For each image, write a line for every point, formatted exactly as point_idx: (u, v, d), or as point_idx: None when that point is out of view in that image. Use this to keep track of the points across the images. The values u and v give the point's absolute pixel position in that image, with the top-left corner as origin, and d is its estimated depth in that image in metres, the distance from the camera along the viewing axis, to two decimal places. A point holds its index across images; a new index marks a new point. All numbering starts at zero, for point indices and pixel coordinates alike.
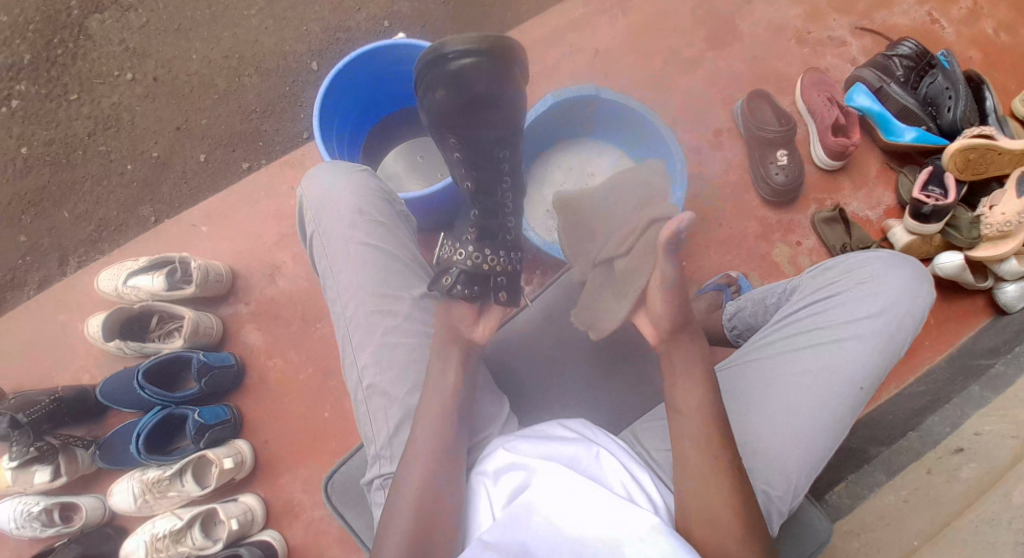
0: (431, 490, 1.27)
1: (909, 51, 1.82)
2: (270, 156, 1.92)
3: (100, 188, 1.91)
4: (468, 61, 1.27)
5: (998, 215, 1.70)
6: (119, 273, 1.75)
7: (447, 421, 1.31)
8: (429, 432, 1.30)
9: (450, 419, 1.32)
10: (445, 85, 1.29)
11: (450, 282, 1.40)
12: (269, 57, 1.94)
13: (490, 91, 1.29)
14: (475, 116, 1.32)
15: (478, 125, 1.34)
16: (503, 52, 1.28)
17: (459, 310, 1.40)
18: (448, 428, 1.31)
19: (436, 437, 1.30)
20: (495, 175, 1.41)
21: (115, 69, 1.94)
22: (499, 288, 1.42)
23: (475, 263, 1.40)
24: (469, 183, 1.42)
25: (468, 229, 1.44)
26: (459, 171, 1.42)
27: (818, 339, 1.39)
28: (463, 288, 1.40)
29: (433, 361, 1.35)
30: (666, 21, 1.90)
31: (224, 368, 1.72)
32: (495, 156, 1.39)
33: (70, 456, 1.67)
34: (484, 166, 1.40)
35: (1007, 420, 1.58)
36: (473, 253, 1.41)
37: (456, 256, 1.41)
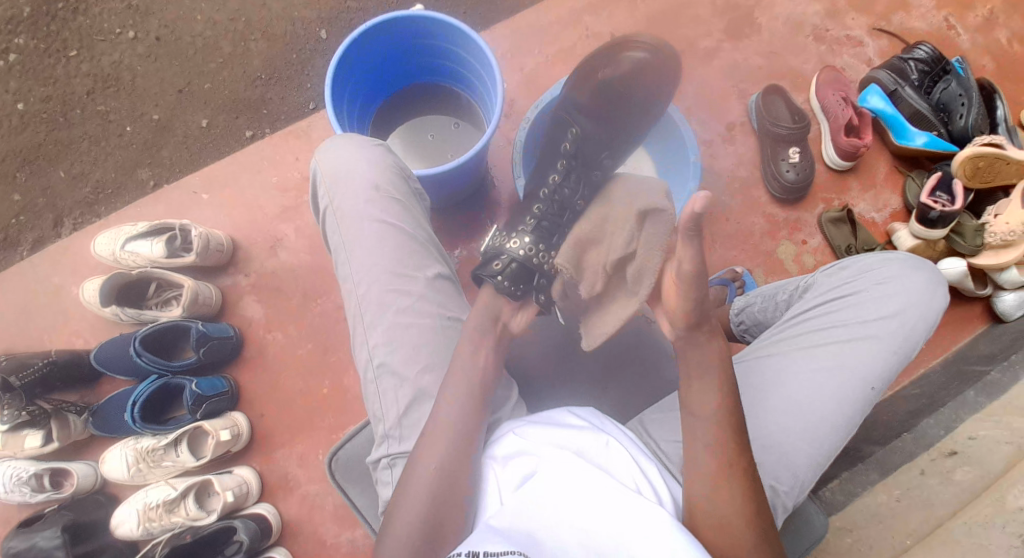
0: (446, 473, 1.26)
1: (925, 56, 1.84)
2: (275, 125, 1.88)
3: (98, 148, 1.87)
4: (644, 57, 1.52)
5: (1003, 224, 1.73)
6: (118, 237, 1.72)
7: (461, 405, 1.30)
8: (445, 414, 1.29)
9: (465, 402, 1.30)
10: (613, 74, 1.53)
11: (501, 271, 1.39)
12: (278, 23, 1.90)
13: (645, 91, 1.54)
14: (617, 107, 1.54)
15: (607, 117, 1.54)
16: (674, 66, 1.52)
17: (501, 301, 1.39)
18: (466, 411, 1.30)
19: (452, 420, 1.29)
20: (586, 174, 1.49)
21: (117, 26, 1.90)
22: (539, 290, 1.41)
23: (527, 254, 1.40)
24: (559, 172, 1.48)
25: (526, 222, 1.45)
26: (550, 167, 1.50)
27: (832, 337, 1.40)
28: (509, 280, 1.39)
29: (467, 343, 1.34)
30: (685, 11, 1.89)
31: (223, 339, 1.68)
32: (601, 159, 1.53)
33: (62, 422, 1.64)
34: (587, 159, 1.51)
35: (1003, 426, 1.59)
36: (528, 245, 1.41)
37: (509, 244, 1.42)
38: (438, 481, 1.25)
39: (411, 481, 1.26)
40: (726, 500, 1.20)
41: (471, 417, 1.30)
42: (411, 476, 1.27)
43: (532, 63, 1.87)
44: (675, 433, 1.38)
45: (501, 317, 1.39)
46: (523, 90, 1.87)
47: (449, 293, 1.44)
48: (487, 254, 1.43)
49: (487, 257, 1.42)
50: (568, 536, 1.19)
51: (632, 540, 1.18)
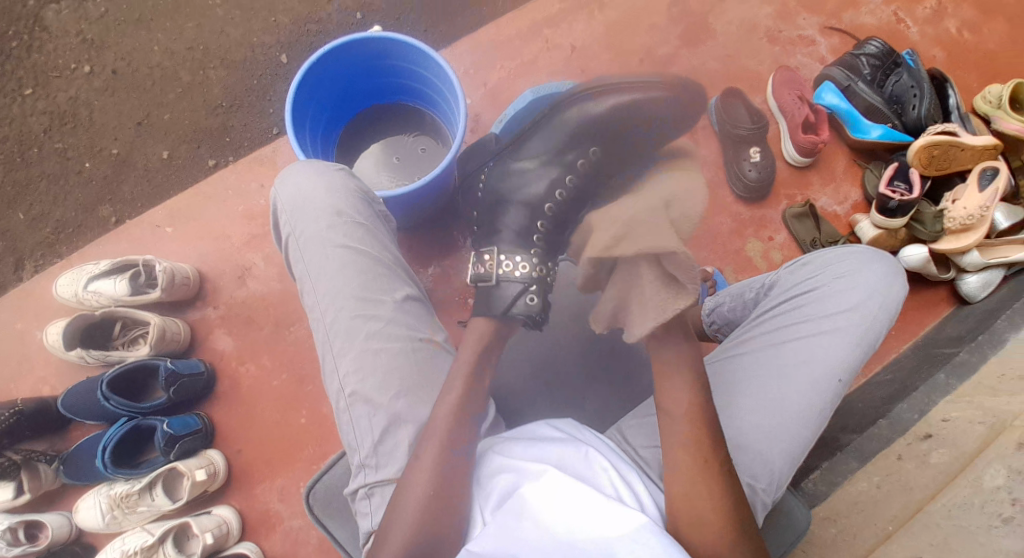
0: (433, 506, 1.24)
1: (876, 50, 1.87)
2: (237, 152, 1.86)
3: (55, 187, 1.83)
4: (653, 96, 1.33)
5: (961, 209, 1.76)
6: (79, 278, 1.68)
7: (448, 437, 1.29)
8: (432, 450, 1.28)
9: (449, 431, 1.30)
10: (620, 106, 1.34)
11: (535, 306, 1.41)
12: (236, 49, 1.89)
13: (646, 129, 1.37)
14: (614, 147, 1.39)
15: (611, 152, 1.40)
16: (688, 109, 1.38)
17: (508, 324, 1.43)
18: (451, 448, 1.29)
19: (437, 457, 1.28)
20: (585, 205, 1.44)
21: (72, 62, 1.87)
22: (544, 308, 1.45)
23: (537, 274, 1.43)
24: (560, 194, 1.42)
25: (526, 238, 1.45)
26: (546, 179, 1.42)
27: (798, 334, 1.41)
28: (530, 311, 1.42)
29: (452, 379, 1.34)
30: (643, 19, 1.92)
31: (193, 376, 1.65)
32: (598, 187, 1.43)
33: (33, 473, 1.59)
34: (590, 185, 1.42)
35: (975, 406, 1.61)
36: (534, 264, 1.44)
37: (517, 271, 1.42)
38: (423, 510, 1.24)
39: (397, 516, 1.25)
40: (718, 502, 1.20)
41: (456, 445, 1.29)
42: (397, 509, 1.26)
43: (495, 77, 1.88)
44: (653, 438, 1.38)
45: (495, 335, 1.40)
46: (487, 104, 1.87)
47: (419, 314, 1.43)
48: (491, 290, 1.42)
49: (496, 287, 1.42)
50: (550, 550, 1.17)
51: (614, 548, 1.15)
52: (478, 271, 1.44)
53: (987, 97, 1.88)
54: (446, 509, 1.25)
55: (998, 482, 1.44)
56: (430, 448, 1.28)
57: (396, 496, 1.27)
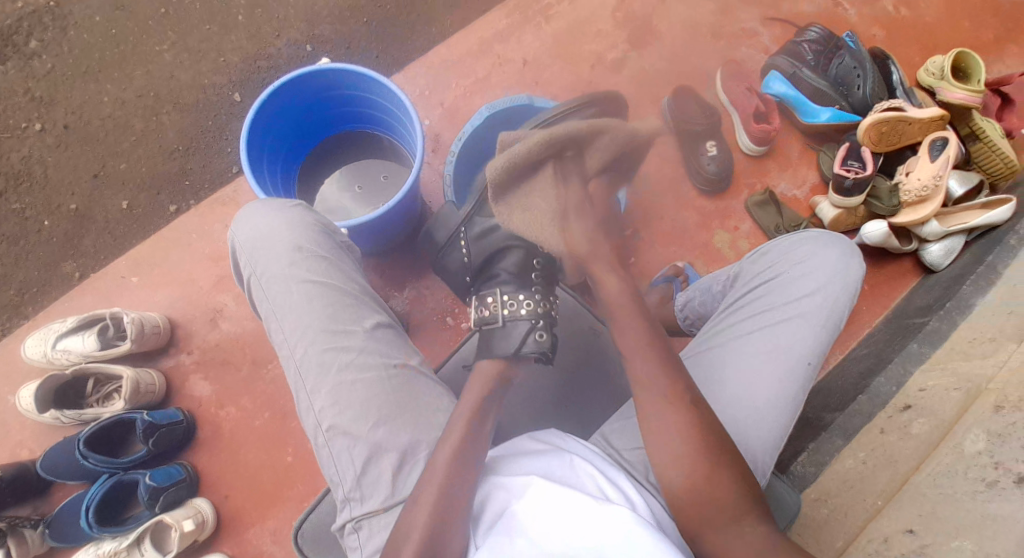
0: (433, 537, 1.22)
1: (817, 36, 1.92)
2: (199, 196, 1.84)
3: (15, 249, 1.80)
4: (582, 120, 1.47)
5: (915, 180, 1.81)
6: (47, 337, 1.66)
7: (454, 472, 1.28)
8: (435, 487, 1.27)
9: (454, 468, 1.28)
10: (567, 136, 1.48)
11: (544, 342, 1.46)
12: (187, 92, 1.88)
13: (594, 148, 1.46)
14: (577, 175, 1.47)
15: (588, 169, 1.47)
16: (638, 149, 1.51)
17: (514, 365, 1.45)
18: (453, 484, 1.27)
19: (439, 492, 1.26)
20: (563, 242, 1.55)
21: (22, 121, 1.85)
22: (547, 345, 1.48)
23: (538, 309, 1.48)
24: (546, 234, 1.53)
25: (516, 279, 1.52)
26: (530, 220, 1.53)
27: (764, 320, 1.44)
28: (541, 348, 1.46)
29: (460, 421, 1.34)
30: (589, 26, 1.95)
31: (173, 425, 1.63)
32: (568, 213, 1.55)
33: (19, 539, 1.56)
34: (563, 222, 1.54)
35: (949, 373, 1.63)
36: (536, 302, 1.49)
37: (520, 310, 1.48)
38: (417, 535, 1.23)
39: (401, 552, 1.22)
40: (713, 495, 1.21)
41: (462, 480, 1.28)
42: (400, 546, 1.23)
43: (450, 97, 1.90)
44: (636, 440, 1.39)
45: (503, 375, 1.43)
46: (446, 124, 1.88)
47: (391, 340, 1.43)
48: (498, 332, 1.47)
49: (506, 326, 1.47)
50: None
51: (613, 552, 1.17)
52: (483, 315, 1.50)
53: (930, 69, 1.94)
54: (437, 531, 1.23)
55: (979, 447, 1.46)
56: (433, 482, 1.27)
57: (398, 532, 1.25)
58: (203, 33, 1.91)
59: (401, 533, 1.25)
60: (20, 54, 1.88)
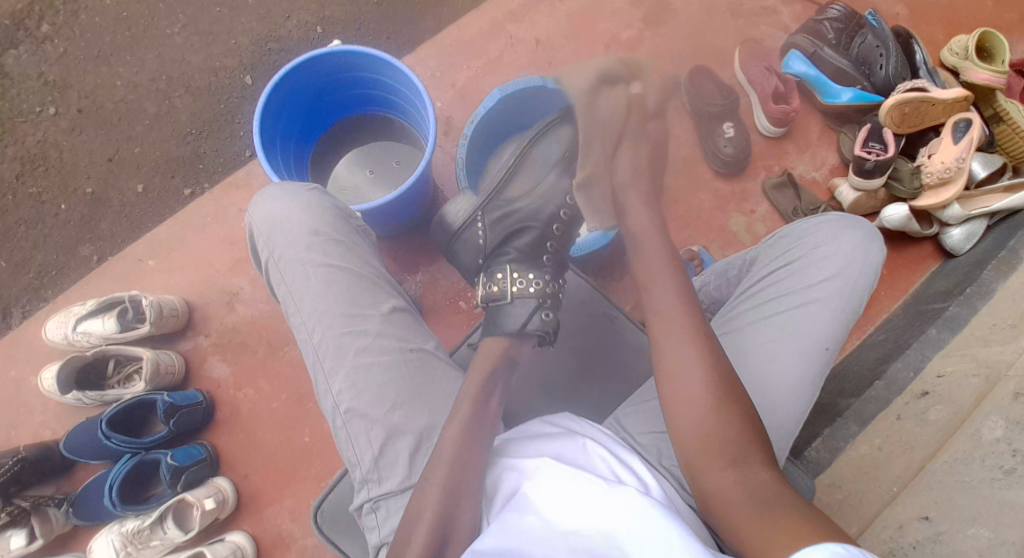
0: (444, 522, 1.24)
1: (838, 14, 1.88)
2: (213, 180, 1.85)
3: (35, 231, 1.83)
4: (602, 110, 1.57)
5: (937, 163, 1.77)
6: (68, 320, 1.68)
7: (463, 457, 1.29)
8: (443, 473, 1.28)
9: (464, 456, 1.30)
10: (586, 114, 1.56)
11: (550, 322, 1.47)
12: (200, 75, 1.89)
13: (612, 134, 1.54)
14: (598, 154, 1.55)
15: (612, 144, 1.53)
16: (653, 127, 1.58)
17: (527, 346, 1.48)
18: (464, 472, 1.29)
19: (449, 478, 1.28)
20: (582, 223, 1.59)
21: (37, 105, 1.87)
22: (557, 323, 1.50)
23: (543, 289, 1.49)
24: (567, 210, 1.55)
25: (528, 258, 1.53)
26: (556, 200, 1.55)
27: (780, 306, 1.42)
28: (545, 327, 1.47)
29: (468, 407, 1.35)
30: (603, 6, 1.93)
31: (192, 406, 1.66)
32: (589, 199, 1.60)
33: (43, 517, 1.60)
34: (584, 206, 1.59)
35: (969, 359, 1.61)
36: (545, 282, 1.50)
37: (528, 288, 1.49)
38: (429, 518, 1.24)
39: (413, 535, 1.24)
40: (722, 477, 1.19)
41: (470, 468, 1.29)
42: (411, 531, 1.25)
43: (462, 78, 1.89)
44: (650, 424, 1.39)
45: (507, 354, 1.45)
46: (457, 106, 1.87)
47: (408, 324, 1.44)
48: (505, 308, 1.48)
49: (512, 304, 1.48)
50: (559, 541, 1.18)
51: (625, 533, 1.16)
52: (491, 291, 1.50)
53: (954, 49, 1.90)
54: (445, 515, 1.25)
55: (996, 434, 1.46)
56: (441, 470, 1.28)
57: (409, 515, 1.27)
58: (214, 15, 1.91)
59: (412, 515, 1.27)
60: (32, 37, 1.88)
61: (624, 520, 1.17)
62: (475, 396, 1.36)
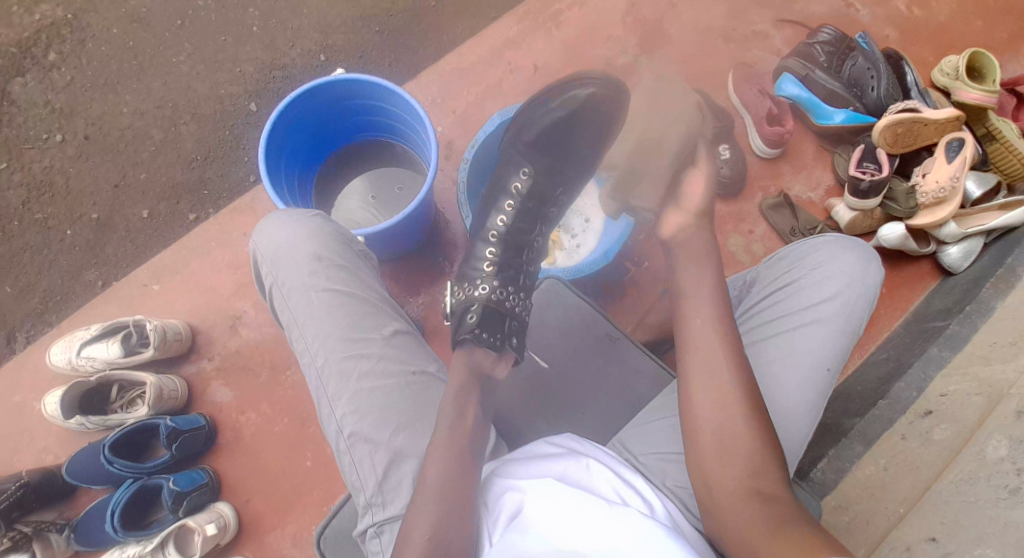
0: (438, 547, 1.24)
1: (829, 38, 1.91)
2: (217, 205, 1.88)
3: (40, 257, 1.85)
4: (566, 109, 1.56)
5: (932, 182, 1.80)
6: (72, 344, 1.69)
7: (446, 479, 1.28)
8: (431, 496, 1.27)
9: (450, 478, 1.28)
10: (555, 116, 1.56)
11: (475, 320, 1.45)
12: (205, 102, 1.92)
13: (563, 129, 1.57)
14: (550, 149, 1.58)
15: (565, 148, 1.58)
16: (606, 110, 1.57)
17: (481, 353, 1.42)
18: (461, 496, 1.28)
19: (439, 501, 1.27)
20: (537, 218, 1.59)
21: (44, 132, 1.90)
22: (513, 335, 1.47)
23: (492, 297, 1.49)
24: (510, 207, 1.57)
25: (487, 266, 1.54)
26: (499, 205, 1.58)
27: (780, 327, 1.43)
28: (481, 331, 1.44)
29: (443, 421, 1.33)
30: (600, 32, 1.97)
31: (194, 430, 1.66)
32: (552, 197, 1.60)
33: (44, 542, 1.59)
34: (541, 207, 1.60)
35: (970, 377, 1.62)
36: (495, 290, 1.51)
37: (475, 294, 1.50)
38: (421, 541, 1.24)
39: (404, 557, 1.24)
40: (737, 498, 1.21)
41: (464, 492, 1.28)
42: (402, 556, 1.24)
43: (462, 103, 1.92)
44: (654, 444, 1.39)
45: (480, 373, 1.40)
46: (458, 131, 1.91)
47: (411, 347, 1.45)
48: (454, 318, 1.50)
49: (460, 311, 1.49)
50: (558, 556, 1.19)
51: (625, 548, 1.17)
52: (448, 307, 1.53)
53: (944, 70, 1.93)
54: (442, 537, 1.24)
55: (1001, 453, 1.46)
56: (427, 494, 1.27)
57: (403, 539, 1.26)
58: (219, 43, 1.94)
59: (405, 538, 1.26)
60: (40, 66, 1.92)
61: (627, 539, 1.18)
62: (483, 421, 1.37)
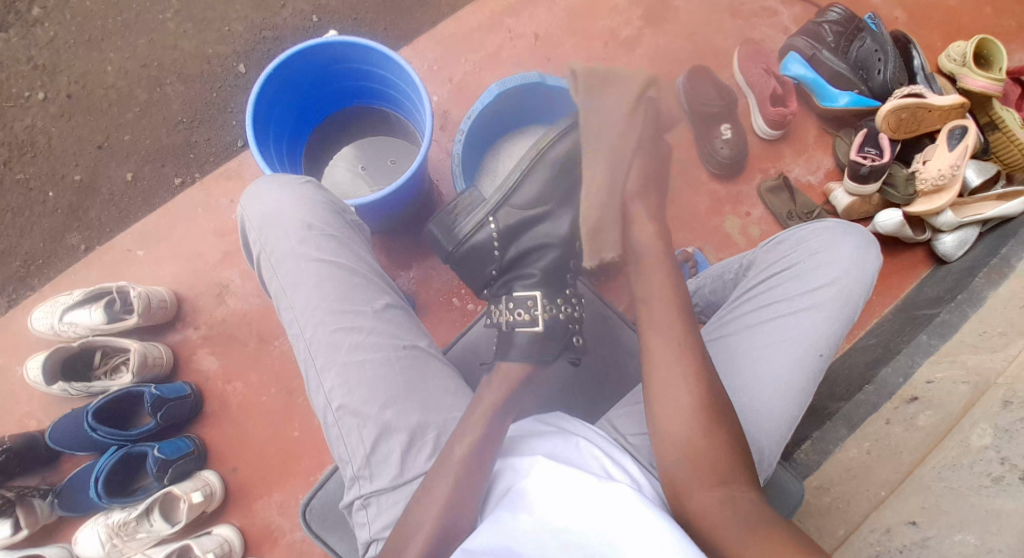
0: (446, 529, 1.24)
1: (838, 17, 1.86)
2: (204, 169, 1.82)
3: (21, 218, 1.80)
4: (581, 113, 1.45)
5: (932, 170, 1.77)
6: (54, 310, 1.66)
7: (473, 461, 1.28)
8: (446, 481, 1.27)
9: (472, 465, 1.28)
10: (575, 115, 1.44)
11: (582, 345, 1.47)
12: (191, 63, 1.86)
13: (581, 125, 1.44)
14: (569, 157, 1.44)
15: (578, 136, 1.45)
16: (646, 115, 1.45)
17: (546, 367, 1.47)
18: (474, 483, 1.27)
19: (453, 486, 1.26)
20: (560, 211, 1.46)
21: (24, 90, 1.84)
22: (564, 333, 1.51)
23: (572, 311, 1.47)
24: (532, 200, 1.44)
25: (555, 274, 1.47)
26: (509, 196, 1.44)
27: (776, 312, 1.42)
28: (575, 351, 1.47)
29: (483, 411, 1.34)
30: (603, 2, 1.92)
31: (180, 399, 1.64)
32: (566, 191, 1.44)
33: (27, 508, 1.58)
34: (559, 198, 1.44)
35: (957, 366, 1.62)
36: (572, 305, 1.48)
37: (560, 312, 1.45)
38: (429, 524, 1.25)
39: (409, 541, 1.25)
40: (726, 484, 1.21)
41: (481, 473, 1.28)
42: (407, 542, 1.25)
43: (459, 72, 1.87)
44: (644, 427, 1.38)
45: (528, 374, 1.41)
46: (454, 100, 1.86)
47: (401, 322, 1.42)
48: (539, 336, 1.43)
49: (548, 330, 1.44)
50: (546, 533, 1.17)
51: (613, 525, 1.16)
52: (524, 319, 1.44)
53: (952, 55, 1.90)
54: (449, 516, 1.25)
55: (984, 442, 1.47)
56: (445, 476, 1.27)
57: (409, 520, 1.27)
58: (207, 2, 1.88)
59: (412, 519, 1.27)
60: (21, 21, 1.85)
61: (612, 516, 1.16)
62: (493, 405, 1.34)
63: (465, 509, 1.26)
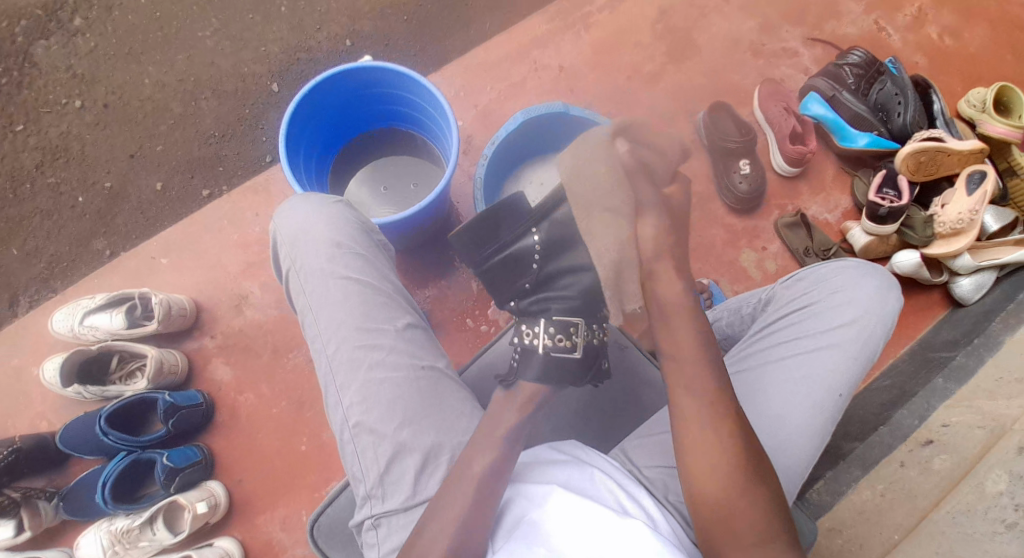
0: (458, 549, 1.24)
1: (858, 60, 1.90)
2: (231, 181, 1.86)
3: (50, 222, 1.83)
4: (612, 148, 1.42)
5: (951, 214, 1.77)
6: (75, 312, 1.68)
7: (487, 480, 1.28)
8: (458, 502, 1.26)
9: (484, 486, 1.27)
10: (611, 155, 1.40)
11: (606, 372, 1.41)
12: (227, 80, 1.90)
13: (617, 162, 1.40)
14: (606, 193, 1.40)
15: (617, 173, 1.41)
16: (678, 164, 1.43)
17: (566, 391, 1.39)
18: (484, 506, 1.26)
19: (462, 508, 1.26)
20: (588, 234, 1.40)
21: (63, 97, 1.88)
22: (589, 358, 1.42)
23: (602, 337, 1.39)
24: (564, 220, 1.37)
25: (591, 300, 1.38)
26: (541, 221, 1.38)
27: (795, 349, 1.42)
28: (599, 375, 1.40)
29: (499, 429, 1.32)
30: (628, 37, 1.96)
31: (192, 407, 1.65)
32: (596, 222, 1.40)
33: (32, 510, 1.58)
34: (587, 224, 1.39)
35: (974, 411, 1.60)
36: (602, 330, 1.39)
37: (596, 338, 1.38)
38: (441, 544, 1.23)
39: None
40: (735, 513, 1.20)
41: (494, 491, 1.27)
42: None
43: (485, 99, 1.91)
44: (658, 457, 1.37)
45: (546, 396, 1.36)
46: (478, 126, 1.89)
47: (421, 342, 1.42)
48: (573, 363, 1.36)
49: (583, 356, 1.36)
50: None
51: None
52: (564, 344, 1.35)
53: (971, 101, 1.91)
54: (460, 538, 1.24)
55: (999, 487, 1.43)
56: (458, 494, 1.26)
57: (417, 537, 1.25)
58: (246, 22, 1.93)
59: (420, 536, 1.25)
60: (64, 30, 1.90)
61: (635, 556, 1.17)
62: (508, 424, 1.32)
63: (478, 534, 1.25)
